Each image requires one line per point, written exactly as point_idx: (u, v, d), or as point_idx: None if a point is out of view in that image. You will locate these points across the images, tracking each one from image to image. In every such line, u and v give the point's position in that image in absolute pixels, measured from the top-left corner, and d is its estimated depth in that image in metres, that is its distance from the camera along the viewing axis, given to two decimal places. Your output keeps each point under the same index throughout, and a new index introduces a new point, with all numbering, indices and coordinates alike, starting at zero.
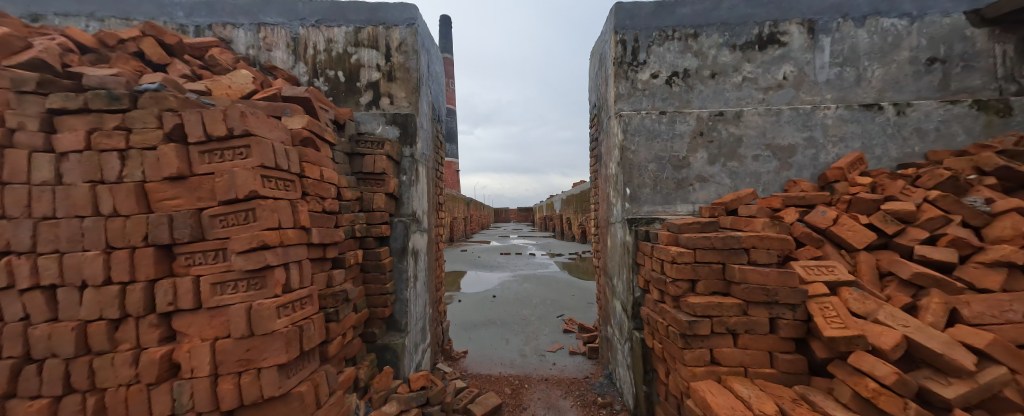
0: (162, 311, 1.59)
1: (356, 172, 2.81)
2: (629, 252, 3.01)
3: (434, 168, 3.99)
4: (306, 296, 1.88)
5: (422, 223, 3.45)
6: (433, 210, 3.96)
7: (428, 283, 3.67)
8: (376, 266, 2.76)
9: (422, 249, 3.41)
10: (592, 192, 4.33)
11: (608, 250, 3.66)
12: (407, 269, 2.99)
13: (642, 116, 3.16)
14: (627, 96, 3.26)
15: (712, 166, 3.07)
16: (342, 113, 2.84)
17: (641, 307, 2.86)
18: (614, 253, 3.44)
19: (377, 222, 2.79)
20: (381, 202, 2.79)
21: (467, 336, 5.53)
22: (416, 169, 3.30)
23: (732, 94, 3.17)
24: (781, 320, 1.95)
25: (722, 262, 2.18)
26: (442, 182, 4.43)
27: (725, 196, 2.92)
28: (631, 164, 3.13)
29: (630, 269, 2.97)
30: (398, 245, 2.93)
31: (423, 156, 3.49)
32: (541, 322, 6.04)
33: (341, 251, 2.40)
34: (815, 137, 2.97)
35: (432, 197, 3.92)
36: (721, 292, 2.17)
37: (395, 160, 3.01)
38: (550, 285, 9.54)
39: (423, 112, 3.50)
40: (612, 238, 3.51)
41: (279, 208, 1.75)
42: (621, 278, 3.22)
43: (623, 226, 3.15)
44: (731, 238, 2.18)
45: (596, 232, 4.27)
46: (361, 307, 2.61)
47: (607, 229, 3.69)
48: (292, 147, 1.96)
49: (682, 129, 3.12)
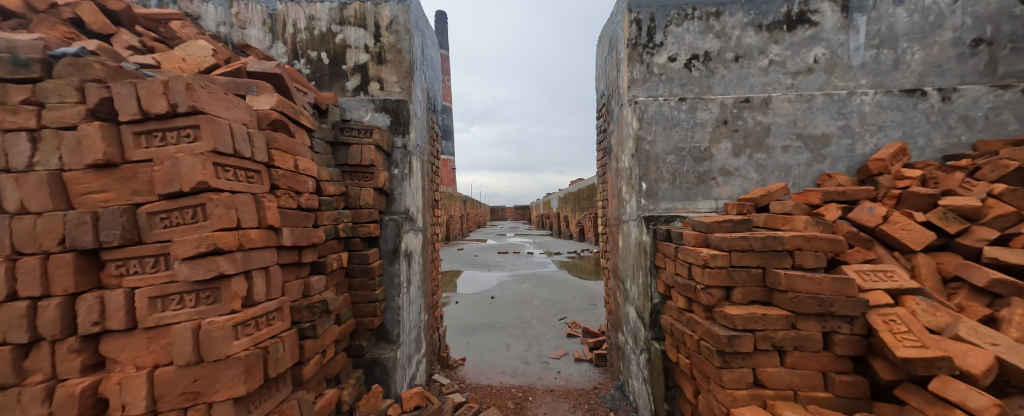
0: (85, 333, 1.27)
1: (340, 165, 2.48)
2: (646, 254, 2.72)
3: (429, 162, 3.67)
4: (274, 310, 1.56)
5: (416, 222, 3.13)
6: (429, 208, 3.65)
7: (424, 288, 3.36)
8: (363, 271, 2.43)
9: (416, 250, 3.10)
10: (600, 187, 4.05)
11: (620, 251, 3.37)
12: (400, 274, 2.68)
13: (659, 103, 2.86)
14: (642, 81, 2.95)
15: (736, 159, 2.78)
16: (324, 97, 2.51)
17: (660, 315, 2.57)
18: (628, 254, 3.14)
19: (365, 221, 2.46)
20: (370, 198, 2.47)
21: (465, 340, 5.23)
22: (410, 162, 2.98)
23: (758, 79, 2.88)
24: (836, 335, 1.67)
25: (762, 267, 1.90)
26: (438, 177, 4.11)
27: (753, 191, 2.64)
28: (647, 156, 2.84)
29: (647, 272, 2.69)
30: (388, 246, 2.61)
31: (417, 147, 3.17)
32: (544, 326, 5.75)
33: (321, 255, 2.07)
34: (851, 126, 2.68)
35: (427, 193, 3.60)
36: (761, 301, 1.89)
37: (386, 151, 2.69)
38: (550, 285, 9.26)
39: (417, 99, 3.17)
40: (624, 237, 3.21)
41: (238, 203, 1.43)
42: (636, 282, 2.93)
43: (639, 225, 2.86)
44: (773, 239, 1.89)
45: (604, 231, 3.98)
46: (347, 318, 2.30)
47: (618, 228, 3.39)
48: (257, 130, 1.63)
49: (703, 117, 2.83)
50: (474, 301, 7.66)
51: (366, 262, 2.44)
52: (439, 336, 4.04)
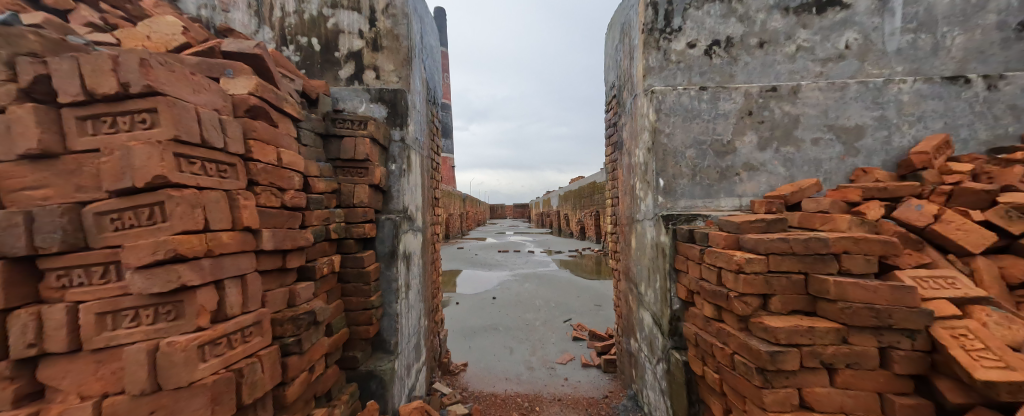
0: (17, 357, 1.05)
1: (332, 159, 2.27)
2: (664, 256, 2.51)
3: (429, 158, 3.45)
4: (251, 324, 1.34)
5: (415, 222, 2.92)
6: (428, 206, 3.44)
7: (423, 293, 3.15)
8: (357, 276, 2.22)
9: (415, 252, 2.89)
10: (610, 185, 3.85)
11: (632, 253, 3.16)
12: (398, 278, 2.47)
13: (678, 93, 2.65)
14: (658, 69, 2.74)
15: (762, 153, 2.58)
16: (314, 85, 2.29)
17: (680, 322, 2.37)
18: (642, 256, 2.93)
19: (360, 221, 2.25)
20: (365, 196, 2.26)
21: (467, 344, 5.03)
22: (409, 157, 2.77)
23: (784, 67, 2.66)
24: (895, 351, 1.48)
25: (803, 272, 1.72)
26: (438, 174, 3.90)
27: (782, 188, 2.44)
28: (665, 150, 2.63)
29: (665, 276, 2.48)
30: (385, 248, 2.40)
31: (416, 141, 2.95)
32: (548, 328, 5.55)
33: (311, 259, 1.86)
34: (887, 117, 2.48)
35: (427, 191, 3.39)
36: (803, 311, 1.70)
37: (383, 144, 2.48)
38: (553, 285, 9.06)
39: (416, 89, 2.95)
40: (639, 238, 3.00)
41: (205, 201, 1.20)
42: (652, 286, 2.72)
43: (656, 224, 2.65)
44: (818, 242, 1.69)
45: (614, 230, 3.78)
46: (339, 327, 2.09)
47: (631, 227, 3.18)
48: (232, 118, 1.41)
49: (726, 108, 2.61)
50: (475, 302, 7.46)
51: (361, 265, 2.22)
52: (440, 341, 3.84)
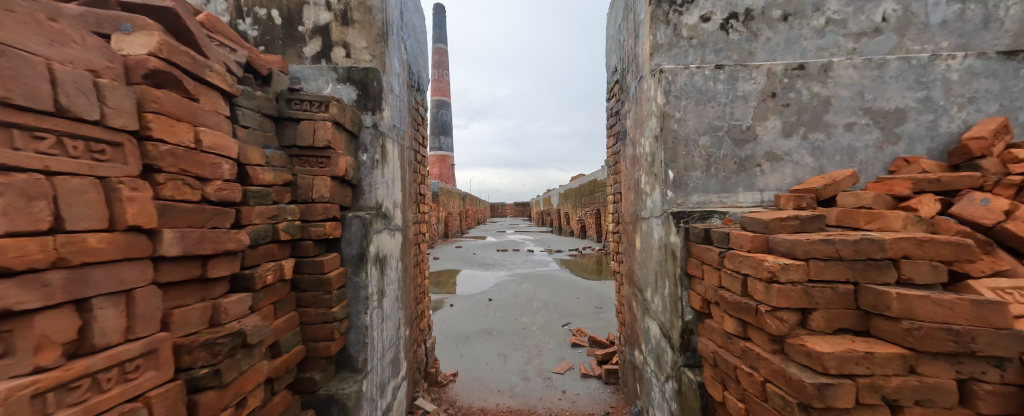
0: None
1: (288, 147, 1.94)
2: (674, 259, 2.19)
3: (411, 149, 3.12)
4: (139, 356, 1.00)
5: (392, 220, 2.59)
6: (411, 203, 3.11)
7: (404, 298, 2.83)
8: (316, 283, 1.89)
9: (392, 254, 2.56)
10: (612, 179, 3.52)
11: (637, 254, 2.84)
12: (369, 285, 2.14)
13: (691, 72, 2.31)
14: (667, 46, 2.40)
15: (787, 140, 2.25)
16: (267, 60, 1.96)
17: (693, 336, 2.05)
18: (648, 258, 2.61)
19: (319, 218, 1.92)
20: (326, 190, 1.93)
21: (458, 351, 4.72)
22: (384, 147, 2.44)
23: (812, 43, 2.33)
24: (977, 385, 1.16)
25: (853, 282, 1.39)
26: (423, 168, 3.59)
27: (811, 180, 2.12)
28: (675, 137, 2.31)
29: (676, 282, 2.16)
30: (353, 250, 2.08)
31: (393, 130, 2.62)
32: (545, 333, 5.23)
33: (251, 265, 1.54)
34: (933, 98, 2.15)
35: (409, 186, 3.06)
36: (852, 330, 1.38)
37: (351, 130, 2.14)
38: (552, 286, 8.75)
39: (393, 70, 2.62)
40: (644, 237, 2.67)
41: (57, 190, 0.85)
42: (659, 292, 2.40)
43: (664, 222, 2.32)
44: (871, 244, 1.36)
45: (617, 229, 3.45)
46: (292, 345, 1.76)
47: (636, 226, 2.85)
48: (120, 84, 1.06)
49: (745, 89, 2.28)
50: (470, 304, 7.15)
51: (321, 271, 1.90)
52: (425, 350, 3.53)
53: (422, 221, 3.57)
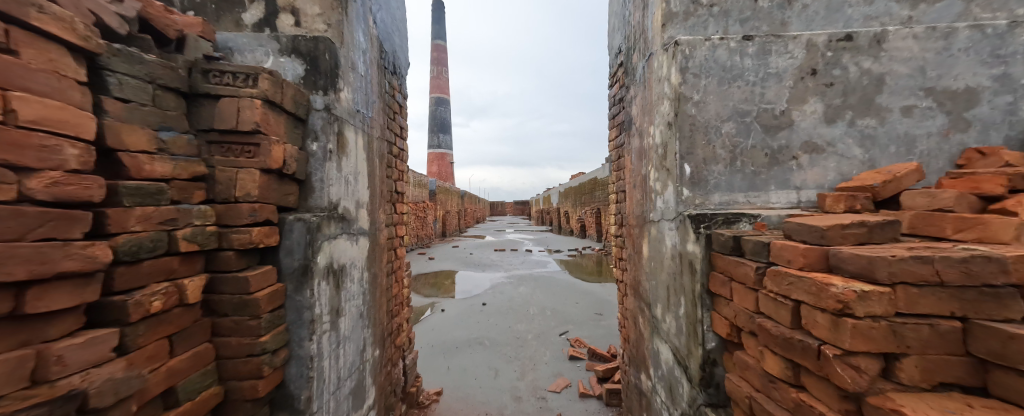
0: None
1: (205, 131, 1.52)
2: (692, 273, 1.78)
3: (383, 140, 2.70)
4: None
5: (354, 223, 2.18)
6: (383, 202, 2.70)
7: (372, 314, 2.42)
8: (238, 305, 1.48)
9: (355, 264, 2.16)
10: (615, 176, 3.12)
11: (644, 264, 2.43)
12: (316, 304, 1.74)
13: (712, 45, 1.90)
14: (683, 15, 1.99)
15: (830, 127, 1.84)
16: (180, 22, 1.54)
17: (717, 369, 1.65)
18: (658, 270, 2.21)
19: (243, 223, 1.50)
20: (254, 186, 1.52)
21: (446, 364, 4.34)
22: (342, 135, 2.03)
23: (858, 10, 1.92)
24: None
25: (957, 316, 0.97)
26: (401, 163, 3.17)
27: (862, 177, 1.72)
28: (692, 125, 1.90)
29: (695, 302, 1.76)
30: (294, 262, 1.67)
31: (356, 115, 2.21)
32: (541, 344, 4.82)
33: (123, 288, 1.12)
34: (1012, 75, 1.75)
35: (380, 183, 2.65)
36: (955, 384, 0.96)
37: (293, 113, 1.73)
38: (550, 289, 8.37)
39: (355, 44, 2.19)
40: (654, 244, 2.26)
41: None
42: (672, 310, 2.00)
43: (679, 227, 1.92)
44: (987, 264, 0.93)
45: (619, 232, 3.06)
46: (196, 388, 1.35)
47: (644, 230, 2.44)
48: None
49: (779, 65, 1.87)
50: (463, 309, 6.78)
51: (243, 290, 1.48)
52: (403, 368, 3.12)
53: (399, 223, 3.16)
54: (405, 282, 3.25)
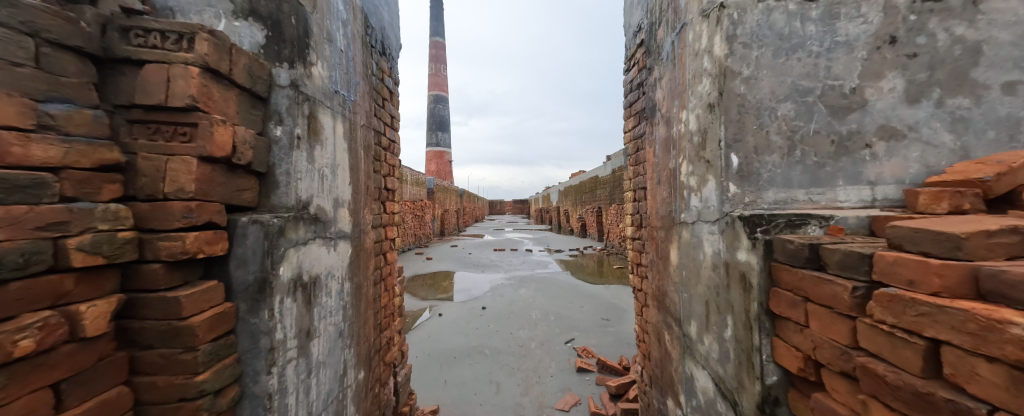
0: None
1: (124, 107, 1.16)
2: (747, 288, 1.44)
3: (369, 129, 2.35)
4: None
5: (332, 225, 1.83)
6: (369, 201, 2.35)
7: (356, 331, 2.08)
8: (166, 334, 1.13)
9: (333, 274, 1.81)
10: (633, 171, 2.77)
11: (672, 272, 2.09)
12: (279, 327, 1.39)
13: (768, 8, 1.55)
14: None
15: (912, 109, 1.49)
16: None
17: (782, 410, 1.31)
18: (692, 281, 1.87)
19: (175, 228, 1.14)
20: (190, 180, 1.17)
21: (443, 376, 4.00)
22: (315, 119, 1.69)
23: None
24: None
25: None
26: (391, 156, 2.82)
27: (962, 169, 1.35)
28: (741, 106, 1.57)
29: (750, 325, 1.41)
30: (249, 276, 1.32)
31: (334, 97, 1.86)
32: (546, 354, 4.49)
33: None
34: None
35: (366, 179, 2.30)
36: None
37: (248, 88, 1.38)
38: (553, 291, 8.04)
39: (333, 12, 1.84)
40: (687, 249, 1.92)
41: None
42: (713, 331, 1.66)
43: (725, 231, 1.58)
44: None
45: (638, 234, 2.71)
46: None
47: (673, 232, 2.10)
48: None
49: (850, 33, 1.52)
50: (462, 313, 6.44)
51: (174, 315, 1.13)
52: (394, 387, 2.78)
53: (390, 224, 2.81)
54: (397, 291, 2.91)
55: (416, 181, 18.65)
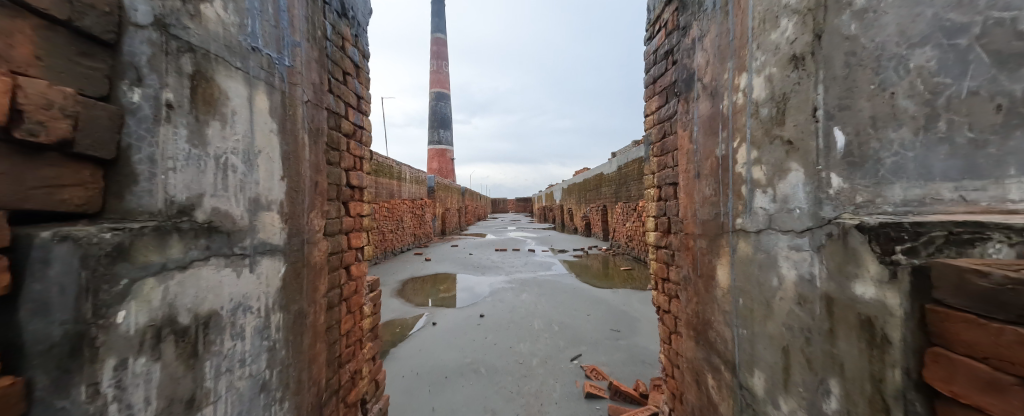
0: None
1: None
2: (880, 345, 0.89)
3: (318, 108, 1.81)
4: None
5: (247, 236, 1.30)
6: (320, 201, 1.82)
7: (294, 377, 1.56)
8: None
9: (247, 305, 1.29)
10: (659, 163, 2.22)
11: (719, 298, 1.55)
12: (117, 408, 0.86)
13: None
14: None
15: None
16: None
17: None
18: (755, 313, 1.33)
19: None
20: None
21: (432, 403, 3.49)
22: (209, 81, 1.14)
23: None
24: None
25: None
26: (357, 145, 2.28)
27: None
28: None
29: (892, 406, 0.87)
30: (60, 330, 0.77)
31: (250, 54, 1.31)
32: (550, 374, 3.95)
33: None
34: None
35: (314, 172, 1.76)
36: None
37: (66, 20, 0.81)
38: (556, 296, 7.52)
39: None
40: (746, 269, 1.37)
41: None
42: (800, 395, 1.13)
43: (826, 247, 1.03)
44: None
45: (665, 242, 2.17)
46: None
47: (720, 243, 1.56)
48: None
49: None
50: (459, 323, 5.93)
51: None
52: None
53: (356, 230, 2.29)
54: (365, 311, 2.38)
55: (416, 179, 18.20)
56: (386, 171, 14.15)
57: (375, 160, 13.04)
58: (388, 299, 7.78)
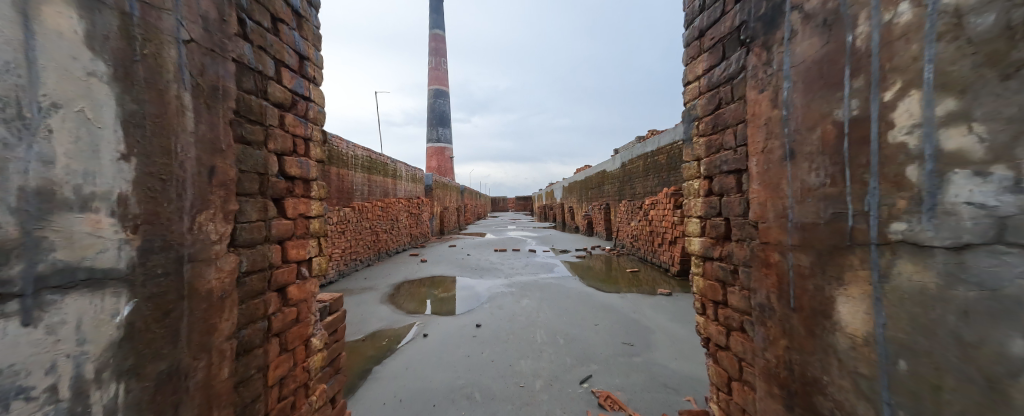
0: None
1: None
2: None
3: (216, 57, 1.22)
4: None
5: (10, 261, 0.71)
6: (223, 198, 1.23)
7: None
8: None
9: (4, 389, 0.70)
10: (713, 142, 1.62)
11: (845, 352, 0.97)
12: None
13: None
14: None
15: None
16: None
17: None
18: (947, 394, 0.78)
19: None
20: None
21: None
22: None
23: None
24: None
25: None
26: (296, 121, 1.68)
27: None
28: None
29: None
30: None
31: None
32: (556, 401, 3.38)
33: None
34: None
35: (209, 154, 1.17)
36: None
37: None
38: (560, 302, 6.97)
39: None
40: (922, 316, 0.81)
41: None
42: None
43: None
44: None
45: (720, 253, 1.58)
46: None
47: (843, 263, 0.97)
48: None
49: None
50: (453, 334, 5.35)
51: None
52: None
53: (297, 237, 1.68)
54: (314, 348, 1.78)
55: (413, 177, 17.59)
56: (380, 169, 13.54)
57: (369, 157, 12.44)
58: (379, 306, 7.19)
